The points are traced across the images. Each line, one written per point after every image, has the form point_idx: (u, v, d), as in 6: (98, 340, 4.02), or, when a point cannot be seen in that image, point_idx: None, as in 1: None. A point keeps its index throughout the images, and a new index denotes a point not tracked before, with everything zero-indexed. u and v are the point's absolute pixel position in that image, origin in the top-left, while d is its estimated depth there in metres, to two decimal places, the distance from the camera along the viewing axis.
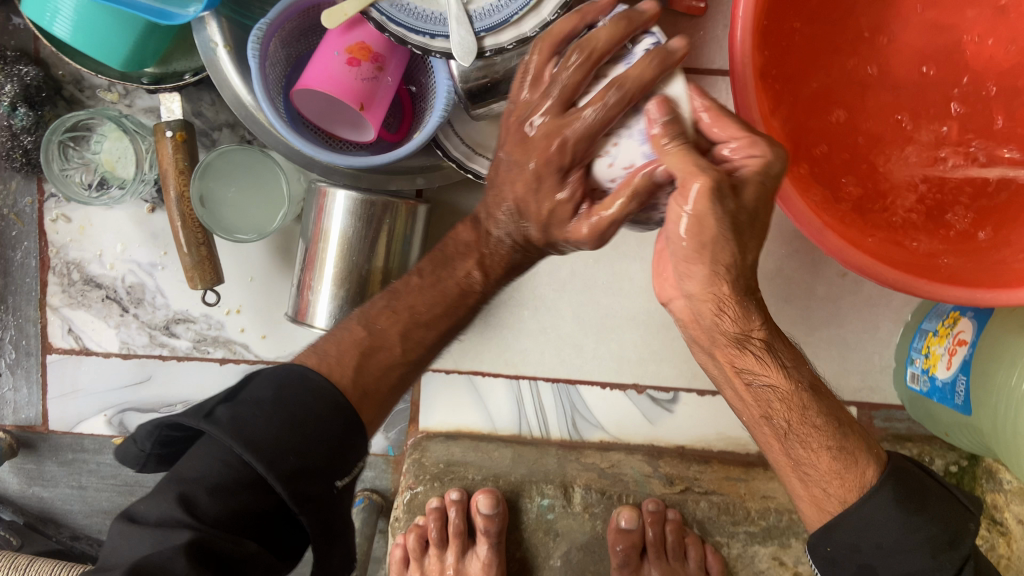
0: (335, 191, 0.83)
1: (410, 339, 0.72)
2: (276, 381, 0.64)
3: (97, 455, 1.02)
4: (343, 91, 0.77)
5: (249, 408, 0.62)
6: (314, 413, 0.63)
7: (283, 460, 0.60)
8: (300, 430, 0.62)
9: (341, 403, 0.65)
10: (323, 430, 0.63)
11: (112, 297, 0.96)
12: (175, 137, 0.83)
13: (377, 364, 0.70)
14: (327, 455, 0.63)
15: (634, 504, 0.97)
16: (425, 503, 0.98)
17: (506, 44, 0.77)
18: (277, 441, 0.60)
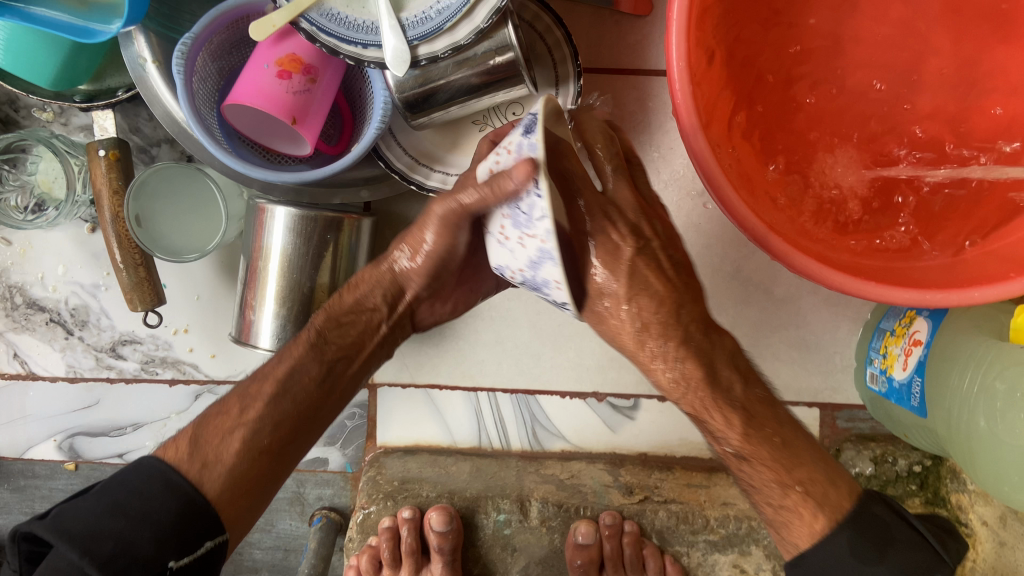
0: (273, 208, 0.81)
1: (247, 398, 0.70)
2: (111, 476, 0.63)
3: (49, 481, 1.00)
4: (274, 105, 0.75)
5: (76, 502, 0.62)
6: (141, 493, 0.62)
7: (102, 544, 0.59)
8: (122, 513, 0.61)
9: (172, 480, 0.64)
10: (153, 508, 0.62)
11: (56, 320, 0.94)
12: (108, 156, 0.80)
13: (214, 431, 0.68)
14: (157, 537, 0.60)
15: (592, 517, 0.97)
16: (378, 522, 0.97)
17: (440, 52, 0.75)
18: (95, 525, 0.60)
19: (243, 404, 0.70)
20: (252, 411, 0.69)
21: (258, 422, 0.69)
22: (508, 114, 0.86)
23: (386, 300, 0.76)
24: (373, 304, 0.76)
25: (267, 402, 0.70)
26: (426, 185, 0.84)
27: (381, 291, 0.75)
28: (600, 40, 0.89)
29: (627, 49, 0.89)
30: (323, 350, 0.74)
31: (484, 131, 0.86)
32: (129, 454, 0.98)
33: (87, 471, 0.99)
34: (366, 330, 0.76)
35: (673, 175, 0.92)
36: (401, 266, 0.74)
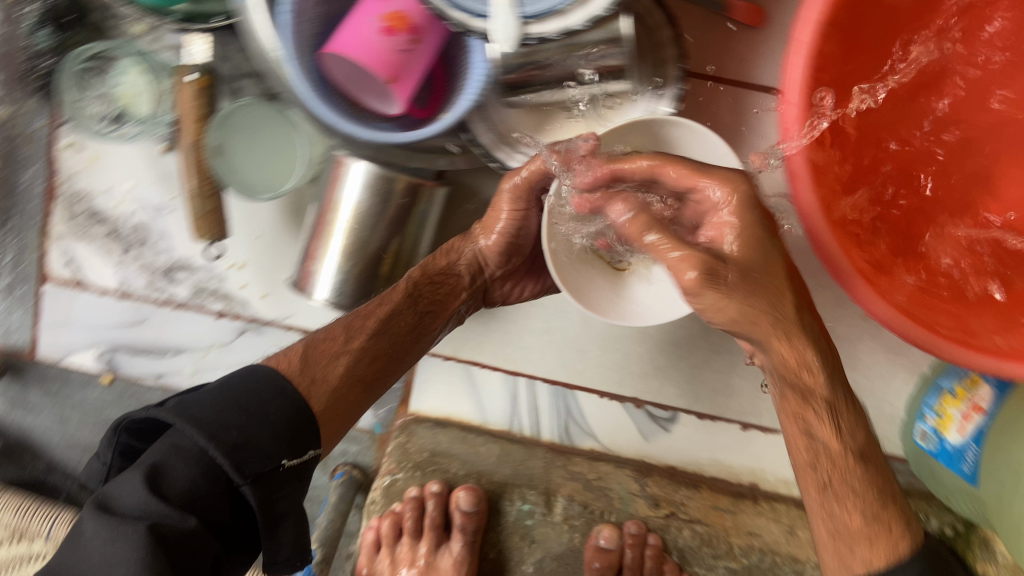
0: (354, 162, 0.80)
1: (352, 328, 0.76)
2: (231, 382, 0.69)
3: (82, 390, 0.99)
4: (373, 60, 0.74)
5: (197, 396, 0.67)
6: (259, 396, 0.68)
7: (226, 433, 0.65)
8: (244, 411, 0.66)
9: (286, 390, 0.70)
10: (268, 411, 0.67)
11: (115, 234, 0.94)
12: (199, 81, 0.80)
13: (322, 353, 0.74)
14: (272, 437, 0.67)
15: (616, 523, 0.96)
16: (404, 490, 0.97)
17: (549, 35, 0.72)
18: (218, 417, 0.65)
19: (349, 335, 0.76)
20: (356, 342, 0.76)
21: (361, 351, 0.76)
22: (603, 106, 0.83)
23: (471, 271, 0.84)
24: (460, 271, 0.84)
25: (371, 336, 0.77)
26: (507, 165, 0.84)
27: (469, 261, 0.84)
28: (706, 45, 0.86)
29: (730, 60, 0.87)
30: (417, 301, 0.81)
31: (574, 120, 0.84)
32: (166, 377, 0.98)
33: (122, 387, 0.99)
34: (453, 295, 0.84)
35: None
36: (481, 246, 0.84)
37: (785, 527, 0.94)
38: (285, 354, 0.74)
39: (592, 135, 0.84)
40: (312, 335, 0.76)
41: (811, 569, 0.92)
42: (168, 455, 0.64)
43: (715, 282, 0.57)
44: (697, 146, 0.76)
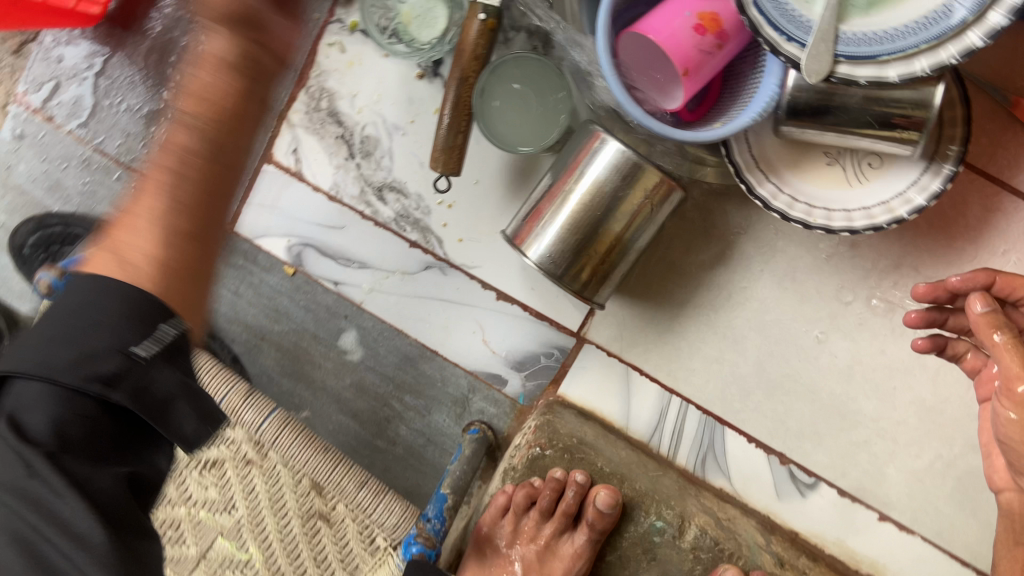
0: (609, 140, 0.81)
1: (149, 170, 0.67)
2: (68, 302, 0.63)
3: (263, 273, 1.02)
4: (677, 54, 0.74)
5: (50, 316, 0.63)
6: (72, 308, 0.63)
7: (68, 349, 0.61)
8: (78, 315, 0.62)
9: (105, 283, 0.63)
10: (91, 313, 0.62)
11: (345, 139, 0.97)
12: (487, 23, 0.81)
13: (127, 231, 0.66)
14: (87, 333, 0.61)
15: (742, 569, 0.87)
16: (548, 469, 0.91)
17: (858, 78, 0.71)
18: (57, 332, 0.62)
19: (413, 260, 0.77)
20: (150, 200, 0.66)
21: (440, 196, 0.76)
22: (864, 162, 0.82)
23: (236, 52, 0.66)
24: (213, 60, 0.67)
25: (167, 172, 0.66)
26: (755, 190, 0.82)
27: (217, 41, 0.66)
28: (977, 135, 0.86)
29: (997, 158, 0.86)
30: (204, 127, 0.67)
31: (830, 165, 0.83)
32: (343, 286, 1.00)
33: (300, 282, 1.01)
34: (240, 100, 0.68)
35: None
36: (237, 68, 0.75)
37: None
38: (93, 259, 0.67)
39: (844, 186, 0.82)
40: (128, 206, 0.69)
41: None
42: (19, 393, 0.60)
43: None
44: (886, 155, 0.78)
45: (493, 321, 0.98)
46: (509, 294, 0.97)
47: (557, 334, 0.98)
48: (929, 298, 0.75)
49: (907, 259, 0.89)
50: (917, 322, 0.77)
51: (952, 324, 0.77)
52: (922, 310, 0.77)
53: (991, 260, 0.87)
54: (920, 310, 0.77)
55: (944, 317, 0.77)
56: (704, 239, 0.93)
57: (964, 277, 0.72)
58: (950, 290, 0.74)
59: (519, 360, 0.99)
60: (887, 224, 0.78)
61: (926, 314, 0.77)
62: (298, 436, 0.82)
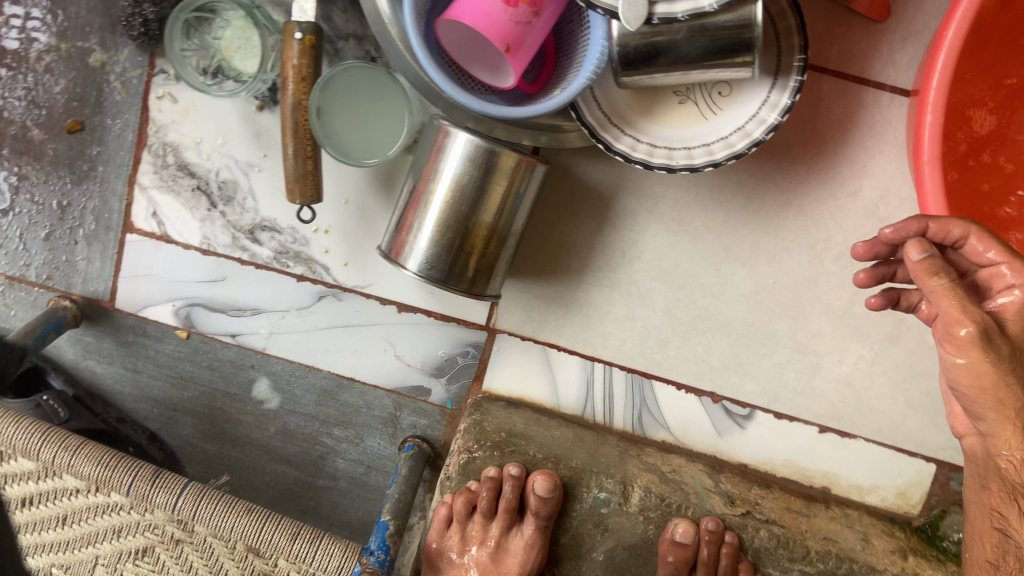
0: (457, 132, 0.78)
1: None
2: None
3: (158, 343, 0.99)
4: (494, 31, 0.72)
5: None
6: None
7: None
8: None
9: None
10: None
11: (202, 189, 0.93)
12: (304, 40, 0.77)
13: None
14: None
15: (692, 519, 0.87)
16: (482, 470, 0.89)
17: (678, 15, 0.70)
18: None
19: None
20: None
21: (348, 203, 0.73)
22: (714, 92, 0.81)
23: None
24: None
25: None
26: (614, 146, 0.80)
27: None
28: (821, 35, 0.84)
29: (846, 53, 0.85)
30: None
31: (683, 103, 0.82)
32: (241, 336, 0.97)
33: (197, 343, 0.98)
34: None
35: (855, 196, 0.89)
36: None
37: (858, 534, 0.89)
38: None
39: (701, 121, 0.82)
40: None
41: None
42: None
43: (988, 345, 0.57)
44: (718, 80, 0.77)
45: (400, 334, 0.96)
46: (410, 304, 0.95)
47: (468, 331, 0.96)
48: (869, 257, 0.70)
49: (786, 174, 0.89)
50: (868, 281, 0.72)
51: (901, 275, 0.73)
52: (870, 268, 0.72)
53: (864, 156, 0.88)
54: (868, 269, 0.72)
55: (892, 269, 0.73)
56: (584, 203, 0.91)
57: (894, 227, 0.66)
58: (887, 243, 0.68)
59: (436, 367, 0.97)
60: (746, 149, 0.78)
61: (874, 271, 0.72)
62: (218, 501, 0.80)
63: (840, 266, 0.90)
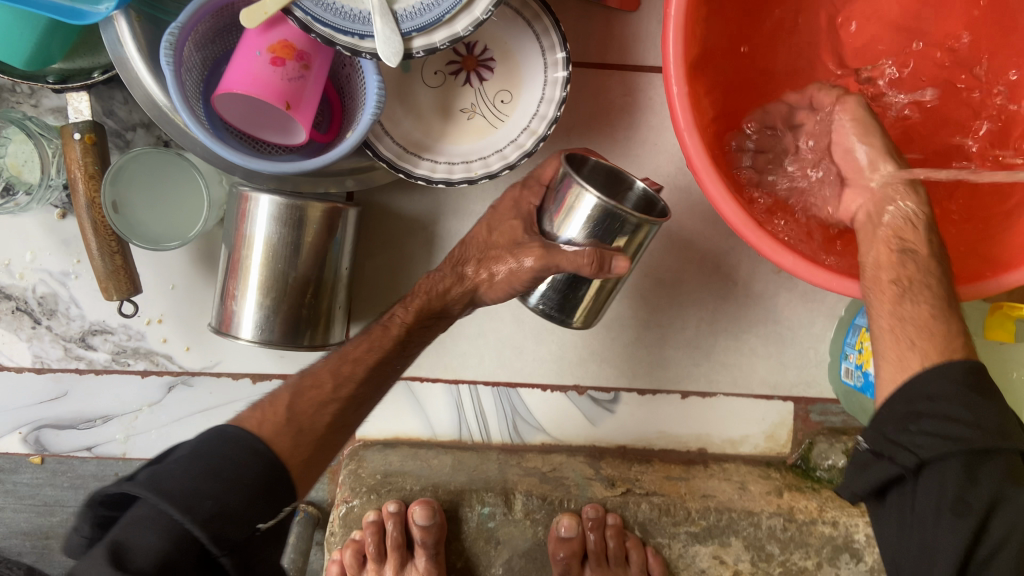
0: (258, 196, 0.79)
1: (340, 375, 0.75)
2: (190, 442, 0.65)
3: (14, 474, 0.98)
4: (269, 92, 0.73)
5: (167, 466, 0.63)
6: (233, 459, 0.64)
7: (201, 503, 0.60)
8: (218, 476, 0.63)
9: (258, 448, 0.66)
10: (243, 473, 0.64)
11: (22, 309, 0.90)
12: (84, 139, 0.77)
13: (307, 401, 0.73)
14: (248, 499, 0.63)
15: (576, 510, 0.96)
16: (362, 516, 0.96)
17: (438, 44, 0.75)
18: (194, 486, 0.61)
19: (337, 381, 0.75)
20: (342, 389, 0.75)
21: (347, 398, 0.75)
22: (497, 101, 0.86)
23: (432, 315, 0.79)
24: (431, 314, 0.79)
25: (359, 383, 0.76)
26: (415, 173, 0.82)
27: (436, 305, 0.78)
28: (583, 34, 0.90)
29: (613, 44, 0.91)
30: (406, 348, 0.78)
31: (472, 119, 0.86)
32: (98, 447, 0.96)
33: (54, 465, 0.97)
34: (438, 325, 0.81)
35: (657, 171, 0.94)
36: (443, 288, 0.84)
37: (736, 484, 0.96)
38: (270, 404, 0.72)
39: (491, 130, 0.86)
40: (295, 383, 0.75)
41: (766, 519, 0.94)
42: (127, 523, 0.59)
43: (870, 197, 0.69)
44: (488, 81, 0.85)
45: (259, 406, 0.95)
46: (262, 374, 0.94)
47: None
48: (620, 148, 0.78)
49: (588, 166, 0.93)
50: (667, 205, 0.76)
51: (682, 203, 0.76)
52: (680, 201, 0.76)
53: (653, 134, 0.93)
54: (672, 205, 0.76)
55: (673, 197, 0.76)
56: (409, 235, 0.93)
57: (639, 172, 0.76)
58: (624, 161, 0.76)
59: None
60: (534, 146, 0.82)
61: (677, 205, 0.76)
62: None
63: (661, 239, 0.95)
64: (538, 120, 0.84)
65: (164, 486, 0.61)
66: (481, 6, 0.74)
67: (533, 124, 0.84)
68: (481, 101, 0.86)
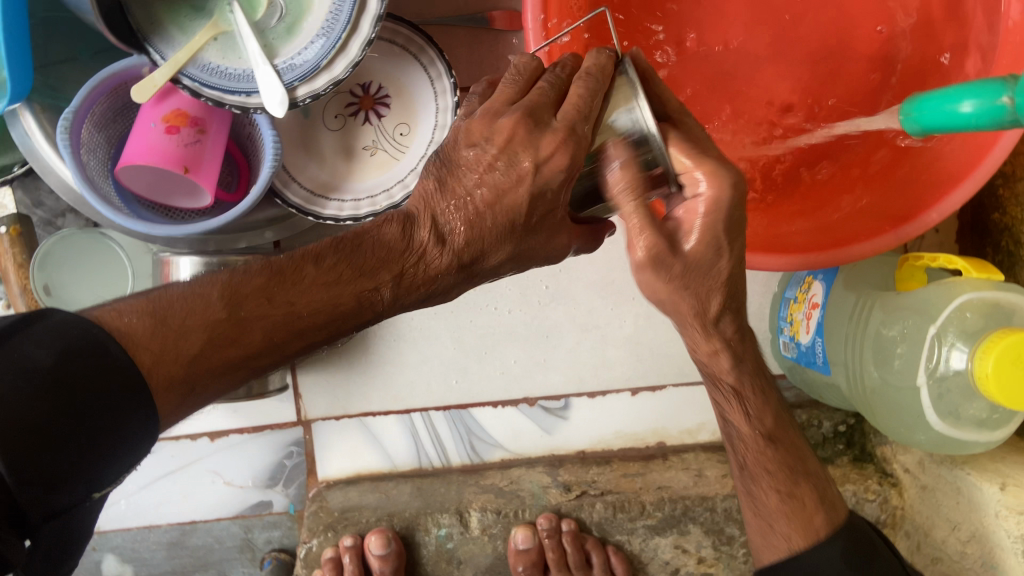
0: (178, 259, 0.83)
1: (287, 339, 0.56)
2: (65, 333, 0.48)
3: None
4: (166, 159, 0.77)
5: (25, 367, 0.45)
6: (90, 380, 0.48)
7: (22, 448, 0.44)
8: (61, 406, 0.46)
9: (133, 380, 0.49)
10: (104, 407, 0.48)
11: None
12: (9, 231, 0.83)
13: (218, 362, 0.53)
14: (79, 451, 0.47)
15: (531, 520, 0.98)
16: (321, 554, 0.98)
17: (320, 90, 0.78)
18: (30, 416, 0.45)
19: (272, 344, 0.55)
20: (266, 359, 0.56)
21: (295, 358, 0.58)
22: (396, 135, 0.89)
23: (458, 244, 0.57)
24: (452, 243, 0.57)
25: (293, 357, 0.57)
26: (323, 214, 0.86)
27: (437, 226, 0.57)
28: (477, 56, 0.93)
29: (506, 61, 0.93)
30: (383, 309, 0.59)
31: (374, 155, 0.89)
32: None
33: None
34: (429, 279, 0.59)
35: None
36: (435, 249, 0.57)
37: (693, 472, 0.97)
38: (170, 333, 0.52)
39: (394, 163, 0.89)
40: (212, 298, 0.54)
41: (721, 502, 0.93)
42: None
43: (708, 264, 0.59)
44: (391, 117, 0.89)
45: (221, 462, 0.98)
46: (219, 431, 0.97)
47: (283, 433, 0.98)
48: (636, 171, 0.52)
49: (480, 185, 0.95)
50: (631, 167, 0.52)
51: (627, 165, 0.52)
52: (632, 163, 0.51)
53: None
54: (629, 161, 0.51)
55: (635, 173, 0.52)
56: None
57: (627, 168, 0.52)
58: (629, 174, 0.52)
59: (268, 478, 1.00)
60: None
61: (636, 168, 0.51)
62: None
63: None
64: (434, 147, 0.87)
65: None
66: (354, 48, 0.77)
67: (430, 151, 0.87)
68: (378, 136, 0.89)
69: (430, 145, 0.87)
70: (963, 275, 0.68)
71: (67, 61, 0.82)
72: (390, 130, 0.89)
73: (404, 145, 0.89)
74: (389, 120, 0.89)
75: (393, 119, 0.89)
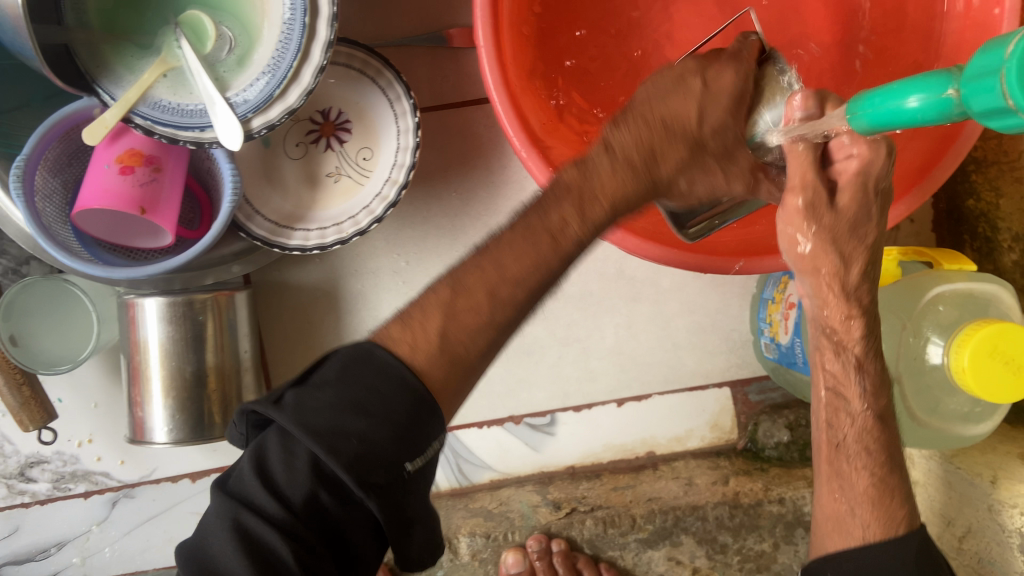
0: (143, 301, 0.81)
1: (495, 287, 0.58)
2: (340, 359, 0.55)
3: None
4: (120, 201, 0.76)
5: (315, 391, 0.53)
6: (377, 389, 0.54)
7: (343, 443, 0.51)
8: (364, 411, 0.52)
9: (409, 378, 0.54)
10: (393, 406, 0.53)
11: None
12: None
13: (457, 327, 0.57)
14: (399, 438, 0.53)
15: (520, 542, 1.00)
16: None
17: (275, 120, 0.77)
18: (337, 422, 0.51)
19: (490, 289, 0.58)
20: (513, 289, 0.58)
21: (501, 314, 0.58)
22: (360, 159, 0.88)
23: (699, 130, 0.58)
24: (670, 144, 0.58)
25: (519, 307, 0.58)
26: (289, 245, 0.84)
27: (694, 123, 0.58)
28: (437, 75, 0.92)
29: (466, 78, 0.92)
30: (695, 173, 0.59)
31: (339, 181, 0.88)
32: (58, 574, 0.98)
33: None
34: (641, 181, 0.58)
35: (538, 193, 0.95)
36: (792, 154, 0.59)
37: (683, 481, 0.97)
38: (422, 317, 0.57)
39: (359, 189, 0.87)
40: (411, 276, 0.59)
41: (711, 511, 0.95)
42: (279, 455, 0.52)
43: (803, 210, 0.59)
44: (354, 141, 0.88)
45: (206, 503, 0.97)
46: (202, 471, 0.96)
47: None
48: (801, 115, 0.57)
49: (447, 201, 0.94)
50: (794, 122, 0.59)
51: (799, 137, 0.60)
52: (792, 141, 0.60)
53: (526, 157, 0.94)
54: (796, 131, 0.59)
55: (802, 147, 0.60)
56: (315, 303, 0.95)
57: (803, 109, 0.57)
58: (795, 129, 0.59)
59: None
60: (397, 194, 0.84)
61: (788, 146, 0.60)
62: None
63: None
64: (399, 169, 0.86)
65: (280, 483, 0.51)
66: (307, 75, 0.75)
67: (395, 174, 0.86)
68: (341, 162, 0.88)
69: (394, 168, 0.86)
70: (935, 267, 0.70)
71: (20, 108, 0.82)
72: (353, 155, 0.88)
73: (369, 169, 0.88)
74: (352, 145, 0.88)
75: (357, 144, 0.88)
